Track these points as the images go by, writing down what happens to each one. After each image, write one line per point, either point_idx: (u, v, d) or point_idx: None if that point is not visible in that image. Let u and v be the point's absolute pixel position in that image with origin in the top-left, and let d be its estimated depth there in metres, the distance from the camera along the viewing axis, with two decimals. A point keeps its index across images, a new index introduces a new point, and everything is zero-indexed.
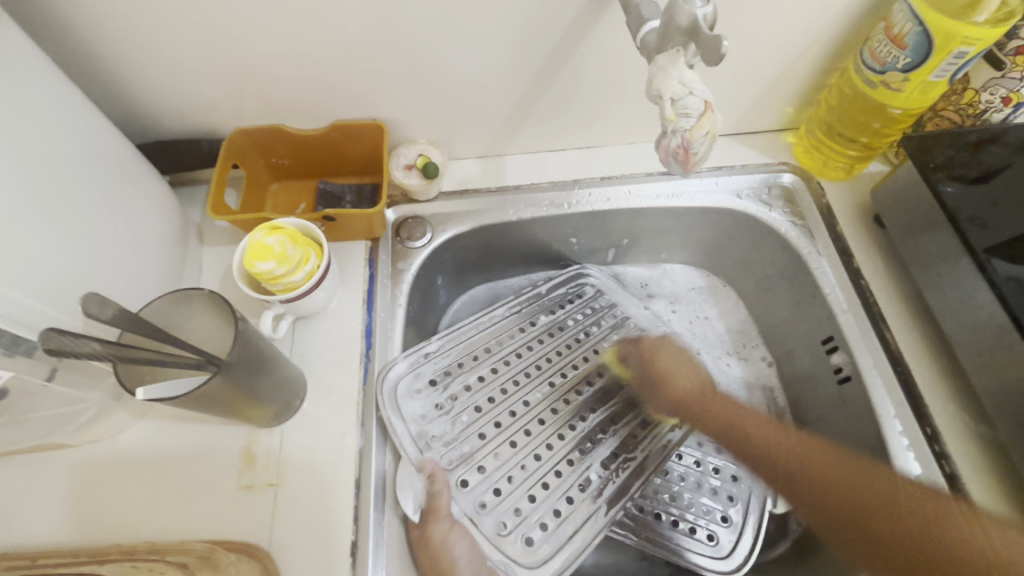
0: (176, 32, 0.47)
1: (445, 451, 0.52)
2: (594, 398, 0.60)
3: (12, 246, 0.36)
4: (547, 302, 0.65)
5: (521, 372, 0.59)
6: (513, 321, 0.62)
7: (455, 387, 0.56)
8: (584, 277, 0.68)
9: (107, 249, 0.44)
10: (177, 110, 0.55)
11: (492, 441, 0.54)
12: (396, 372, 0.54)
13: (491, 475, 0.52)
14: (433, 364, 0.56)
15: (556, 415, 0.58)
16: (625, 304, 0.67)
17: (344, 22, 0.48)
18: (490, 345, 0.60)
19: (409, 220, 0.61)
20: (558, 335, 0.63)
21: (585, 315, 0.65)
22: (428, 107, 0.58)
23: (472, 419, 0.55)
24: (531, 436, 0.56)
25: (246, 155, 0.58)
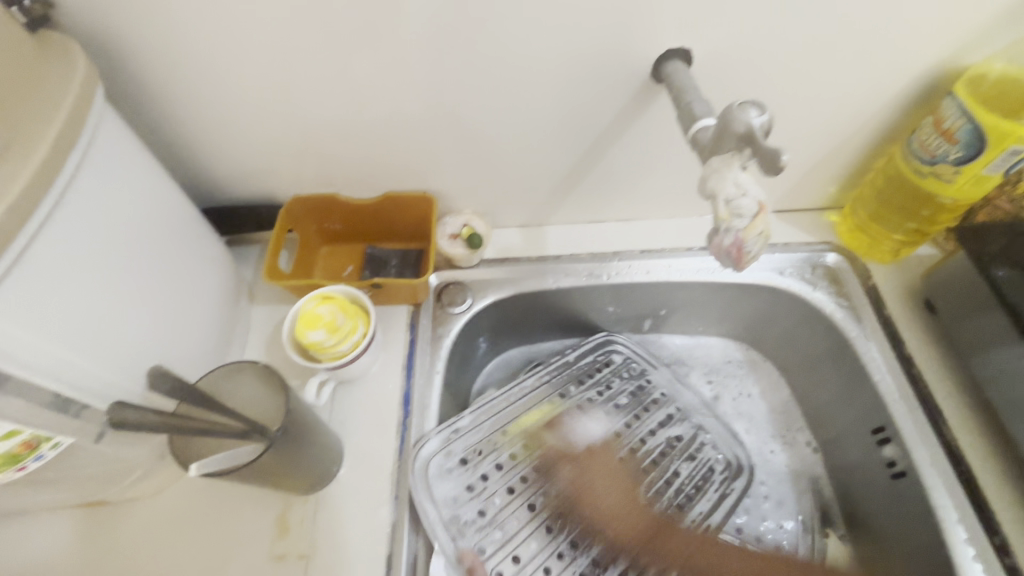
0: (251, 111, 0.51)
1: (478, 540, 0.50)
2: (630, 477, 0.58)
3: (91, 314, 0.38)
4: (578, 371, 0.64)
5: (554, 447, 0.57)
6: (543, 390, 0.61)
7: (485, 465, 0.54)
8: (614, 343, 0.67)
9: (167, 314, 0.45)
10: (242, 179, 0.58)
11: (526, 525, 0.52)
12: (429, 448, 0.52)
13: (526, 566, 0.50)
14: (463, 440, 0.55)
15: (592, 495, 0.56)
16: (657, 372, 0.66)
17: (406, 105, 0.52)
18: (521, 419, 0.58)
19: (450, 286, 0.62)
20: (589, 405, 0.62)
21: (615, 383, 0.64)
22: (476, 179, 0.60)
23: (504, 499, 0.53)
24: (567, 521, 0.54)
25: (302, 219, 0.61)
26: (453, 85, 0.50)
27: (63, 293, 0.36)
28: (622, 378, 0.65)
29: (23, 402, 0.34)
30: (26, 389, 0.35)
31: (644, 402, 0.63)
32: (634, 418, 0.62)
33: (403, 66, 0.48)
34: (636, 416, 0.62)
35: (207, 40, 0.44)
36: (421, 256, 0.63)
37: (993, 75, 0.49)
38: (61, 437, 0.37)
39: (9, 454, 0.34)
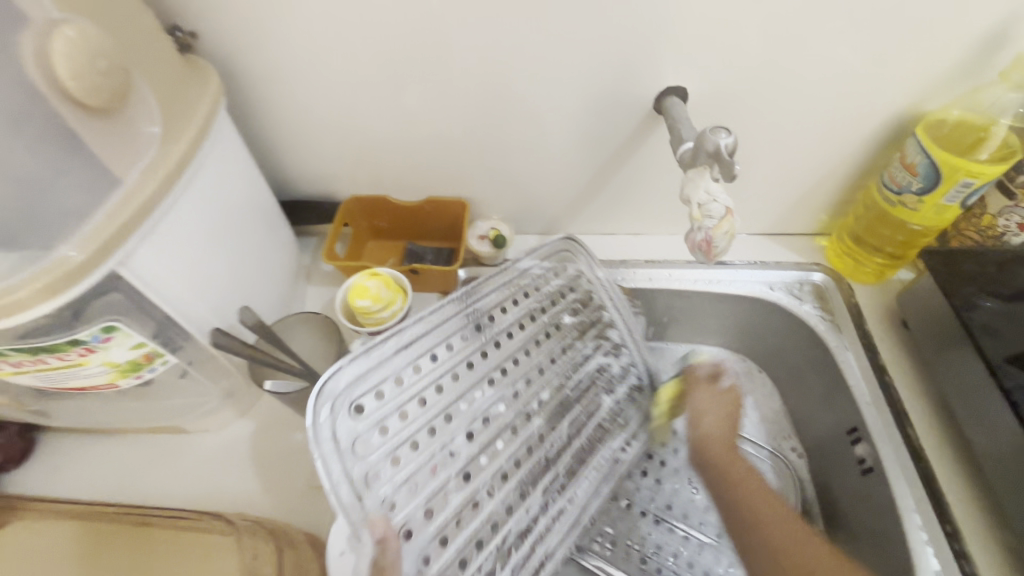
0: (325, 127, 0.63)
1: (393, 493, 0.44)
2: (553, 411, 0.55)
3: (202, 267, 0.49)
4: (528, 283, 0.59)
5: (484, 376, 0.52)
6: (479, 308, 0.55)
7: (405, 399, 0.48)
8: (569, 262, 0.63)
9: (250, 277, 0.56)
10: (311, 179, 0.70)
11: (444, 470, 0.47)
12: (337, 380, 0.45)
13: (440, 517, 0.45)
14: (371, 377, 0.47)
15: (515, 435, 0.52)
16: (603, 305, 0.63)
17: (451, 126, 0.63)
18: (449, 343, 0.52)
19: (475, 279, 0.71)
20: (531, 329, 0.57)
21: (557, 308, 0.60)
22: (504, 190, 0.71)
23: (424, 442, 0.47)
24: (490, 461, 0.50)
25: (356, 216, 0.72)
26: (490, 109, 0.61)
27: (188, 247, 0.47)
28: (567, 300, 0.61)
29: (150, 324, 0.45)
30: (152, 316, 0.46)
31: (591, 335, 0.61)
32: (570, 348, 0.59)
33: (451, 92, 0.59)
34: (572, 346, 0.59)
35: (301, 66, 0.57)
36: (453, 253, 0.73)
37: (952, 119, 0.57)
38: (168, 356, 0.48)
39: (134, 360, 0.45)
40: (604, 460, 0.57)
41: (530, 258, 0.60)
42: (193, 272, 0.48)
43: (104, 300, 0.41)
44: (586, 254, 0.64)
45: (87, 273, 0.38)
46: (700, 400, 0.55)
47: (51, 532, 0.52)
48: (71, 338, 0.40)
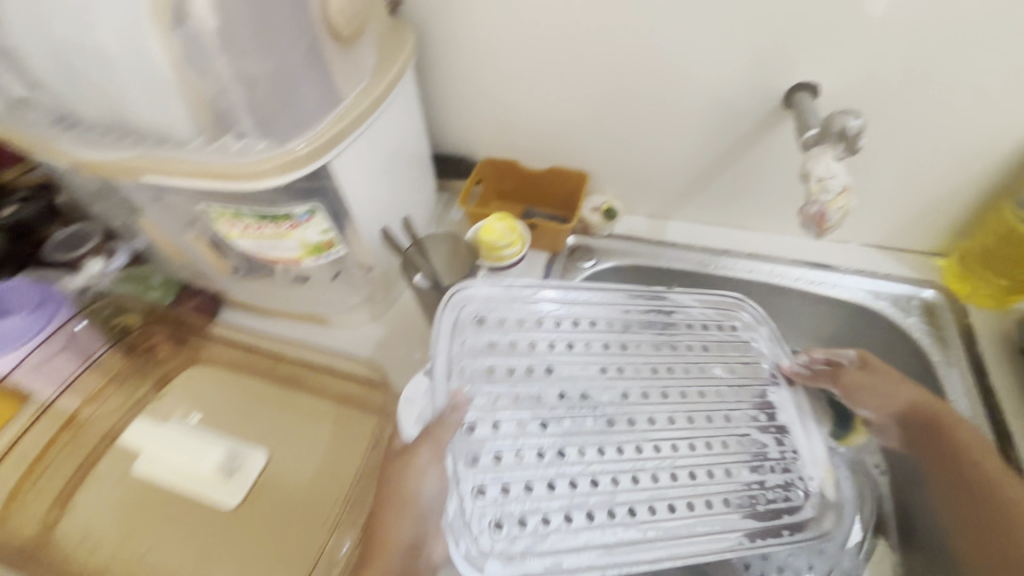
0: (479, 93, 0.73)
1: (474, 391, 0.53)
2: (667, 438, 0.56)
3: (376, 183, 0.60)
4: (684, 318, 0.65)
5: (598, 362, 0.59)
6: (615, 305, 0.62)
7: (520, 334, 0.58)
8: (747, 327, 0.66)
9: (402, 204, 0.67)
10: (454, 138, 0.80)
11: (526, 410, 0.54)
12: (474, 290, 0.58)
13: (501, 440, 0.52)
14: (499, 304, 0.59)
15: (611, 429, 0.55)
16: (777, 390, 0.62)
17: (587, 101, 0.70)
18: (581, 320, 0.61)
19: (581, 247, 0.78)
20: (666, 352, 0.62)
21: (709, 354, 0.63)
22: (626, 168, 0.77)
23: (519, 377, 0.55)
24: (570, 432, 0.54)
25: (488, 175, 0.80)
26: (630, 87, 0.67)
27: (371, 164, 0.58)
28: (731, 359, 0.63)
29: (336, 218, 0.57)
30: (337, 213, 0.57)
31: (751, 406, 0.61)
32: (716, 399, 0.60)
33: (597, 67, 0.66)
34: (717, 399, 0.60)
35: (474, 36, 0.67)
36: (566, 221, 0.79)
37: None
38: (341, 248, 0.59)
39: (319, 243, 0.56)
40: (708, 521, 0.53)
41: (694, 297, 0.66)
42: (371, 184, 0.59)
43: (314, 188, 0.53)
44: (768, 326, 0.66)
45: (316, 158, 0.50)
46: (858, 378, 0.58)
47: (213, 384, 0.65)
48: (287, 211, 0.52)
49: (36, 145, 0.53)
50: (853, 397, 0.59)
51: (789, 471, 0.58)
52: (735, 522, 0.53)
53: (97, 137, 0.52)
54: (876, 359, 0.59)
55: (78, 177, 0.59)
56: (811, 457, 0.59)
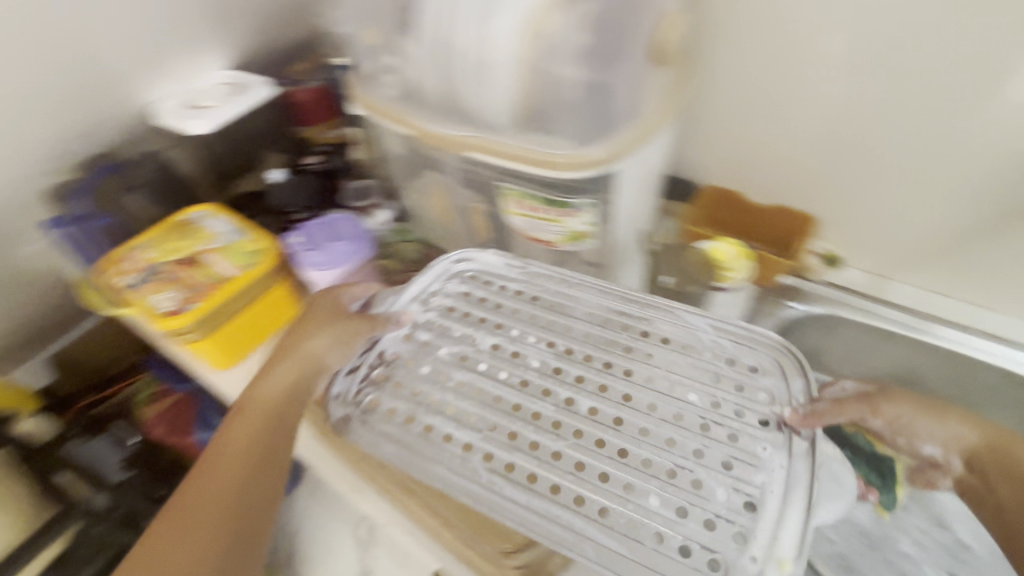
0: (733, 123, 0.76)
1: (426, 317, 0.64)
2: (588, 425, 0.53)
3: (639, 191, 0.67)
4: (683, 339, 0.59)
5: (546, 337, 0.60)
6: (602, 308, 0.63)
7: (489, 291, 0.66)
8: (764, 371, 0.56)
9: (644, 212, 0.73)
10: (686, 159, 0.84)
11: (455, 342, 0.61)
12: (489, 259, 0.69)
13: (416, 348, 0.61)
14: (500, 272, 0.68)
15: (521, 391, 0.56)
16: (771, 450, 0.50)
17: (848, 151, 0.71)
18: (558, 296, 0.64)
19: (795, 288, 0.79)
20: (639, 360, 0.57)
21: (697, 381, 0.55)
22: (860, 220, 0.76)
23: (467, 320, 0.63)
24: (480, 372, 0.58)
25: (707, 203, 0.82)
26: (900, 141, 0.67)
27: (642, 174, 0.65)
28: (714, 391, 0.54)
29: (603, 216, 0.64)
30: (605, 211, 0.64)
31: (698, 439, 0.51)
32: (662, 417, 0.53)
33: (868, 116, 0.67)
34: (662, 416, 0.53)
35: (750, 71, 0.70)
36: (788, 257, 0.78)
37: None
38: (592, 241, 0.66)
39: (580, 232, 0.64)
40: (559, 511, 0.48)
41: (712, 327, 0.59)
42: (635, 191, 0.66)
43: (602, 189, 0.60)
44: (805, 379, 0.54)
45: (602, 165, 0.56)
46: (892, 406, 0.51)
47: None
48: (570, 201, 0.61)
49: (385, 113, 0.68)
50: (910, 434, 0.51)
51: (704, 511, 0.47)
52: (592, 528, 0.47)
53: (433, 114, 0.64)
54: (893, 386, 0.52)
55: (394, 141, 0.75)
56: (771, 540, 0.45)
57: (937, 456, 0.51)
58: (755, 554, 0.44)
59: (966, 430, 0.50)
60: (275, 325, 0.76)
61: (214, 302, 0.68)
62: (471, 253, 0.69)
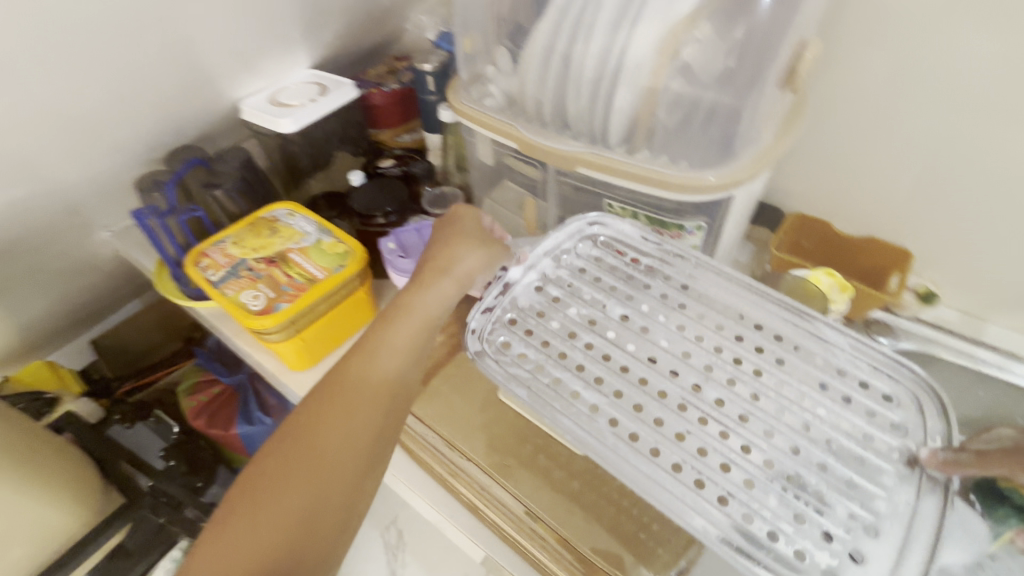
0: (832, 150, 0.75)
1: (557, 273, 0.56)
2: (709, 411, 0.45)
3: (742, 216, 0.65)
4: (816, 349, 0.48)
5: (680, 319, 0.51)
6: (736, 296, 0.53)
7: (613, 258, 0.57)
8: (898, 401, 0.45)
9: (738, 236, 0.71)
10: (775, 182, 0.82)
11: (582, 307, 0.53)
12: (624, 228, 0.59)
13: (548, 300, 0.54)
14: (635, 244, 0.58)
15: (650, 367, 0.48)
16: (895, 481, 0.41)
17: (954, 187, 0.69)
18: (678, 278, 0.55)
19: (882, 322, 0.77)
20: (770, 359, 0.48)
21: (822, 393, 0.46)
22: (964, 257, 0.73)
23: (599, 285, 0.54)
24: (609, 338, 0.50)
25: (790, 230, 0.81)
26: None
27: (750, 199, 0.63)
28: (842, 408, 0.45)
29: (706, 239, 0.63)
30: (708, 234, 0.63)
31: (823, 451, 0.43)
32: (785, 422, 0.44)
33: (993, 155, 0.64)
34: (786, 422, 0.44)
35: (859, 98, 0.69)
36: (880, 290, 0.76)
37: None
38: None
39: None
40: (683, 490, 0.41)
41: (852, 342, 0.48)
42: (740, 216, 0.64)
43: (711, 211, 0.59)
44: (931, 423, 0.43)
45: (721, 189, 0.54)
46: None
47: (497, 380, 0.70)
48: (681, 223, 0.60)
49: (484, 121, 0.66)
50: None
51: (822, 522, 0.39)
52: (714, 512, 0.40)
53: (543, 128, 0.63)
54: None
55: (486, 151, 0.73)
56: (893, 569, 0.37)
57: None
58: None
59: None
60: (352, 328, 0.76)
61: (305, 303, 0.67)
62: (608, 216, 0.59)
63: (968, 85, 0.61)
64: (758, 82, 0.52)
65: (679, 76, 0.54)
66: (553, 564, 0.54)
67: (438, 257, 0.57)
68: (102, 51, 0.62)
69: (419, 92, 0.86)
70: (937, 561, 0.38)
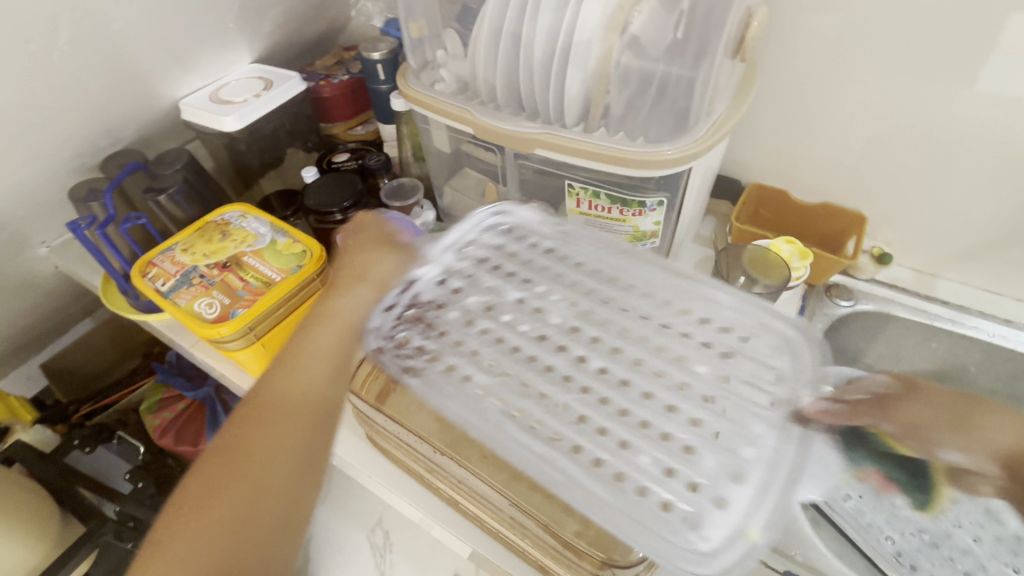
0: (784, 120, 0.76)
1: (456, 262, 0.56)
2: (588, 378, 0.46)
3: (702, 190, 0.66)
4: (701, 312, 0.50)
5: (571, 296, 0.52)
6: (628, 269, 0.54)
7: (511, 242, 0.58)
8: (780, 354, 0.46)
9: (700, 210, 0.72)
10: (732, 155, 0.84)
11: (479, 293, 0.53)
12: (527, 214, 0.60)
13: (444, 288, 0.54)
14: (538, 229, 0.59)
15: (540, 342, 0.49)
16: (765, 430, 0.42)
17: (902, 149, 0.71)
18: (577, 257, 0.56)
19: (841, 286, 0.79)
20: (656, 326, 0.49)
21: (705, 355, 0.47)
22: (914, 216, 0.76)
23: (498, 271, 0.55)
24: (501, 320, 0.51)
25: (749, 201, 0.82)
26: (965, 139, 0.66)
27: (709, 172, 0.63)
28: (723, 366, 0.46)
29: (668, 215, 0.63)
30: (670, 210, 0.63)
31: (697, 408, 0.44)
32: (666, 385, 0.46)
33: (932, 116, 0.66)
34: (667, 385, 0.46)
35: (807, 66, 0.70)
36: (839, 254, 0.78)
37: None
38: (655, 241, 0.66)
39: (646, 232, 0.64)
40: (558, 456, 0.42)
41: (735, 303, 0.49)
42: (700, 189, 0.65)
43: (671, 186, 0.59)
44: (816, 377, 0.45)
45: (677, 163, 0.54)
46: (911, 411, 0.42)
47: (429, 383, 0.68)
48: (641, 200, 0.60)
49: (436, 107, 0.64)
50: (927, 441, 0.42)
51: (687, 474, 0.41)
52: (584, 476, 0.41)
53: (498, 111, 0.62)
54: (926, 383, 0.44)
55: (442, 139, 0.71)
56: (745, 510, 0.39)
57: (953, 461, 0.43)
58: (707, 535, 0.38)
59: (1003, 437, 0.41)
60: None
61: (261, 308, 0.64)
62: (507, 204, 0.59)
63: (903, 49, 0.64)
64: (707, 52, 0.51)
65: (628, 51, 0.54)
66: (540, 553, 0.53)
67: (356, 265, 0.55)
68: (15, 51, 0.57)
69: (370, 82, 0.84)
70: (796, 499, 0.39)
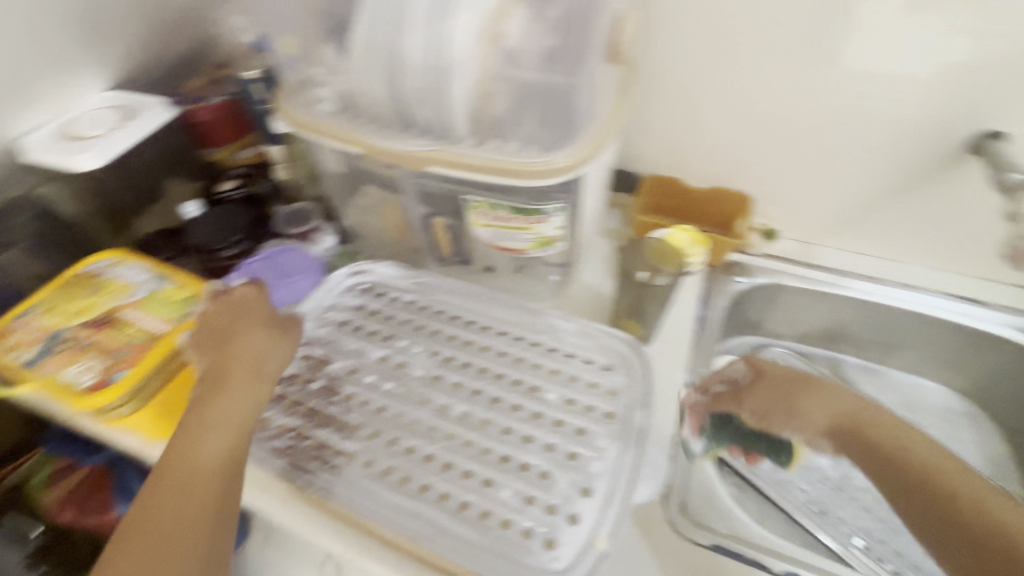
0: (669, 113, 0.80)
1: (320, 331, 0.59)
2: (447, 424, 0.51)
3: (599, 191, 0.67)
4: (545, 343, 0.57)
5: (432, 347, 0.57)
6: (482, 312, 0.60)
7: (375, 303, 0.62)
8: (611, 369, 0.54)
9: (602, 208, 0.74)
10: (627, 149, 0.87)
11: (346, 360, 0.56)
12: (386, 272, 0.65)
13: (309, 361, 0.57)
14: (397, 285, 0.64)
15: (405, 399, 0.53)
16: (606, 440, 0.49)
17: (772, 134, 0.77)
18: (435, 308, 0.61)
19: (738, 263, 0.85)
20: (506, 363, 0.55)
21: (551, 381, 0.53)
22: (790, 193, 0.83)
23: (362, 334, 0.59)
24: (369, 382, 0.54)
25: (648, 192, 0.86)
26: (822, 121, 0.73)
27: (603, 172, 0.65)
28: (568, 390, 0.52)
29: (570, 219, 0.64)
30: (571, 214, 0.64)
31: (548, 434, 0.49)
32: (519, 418, 0.51)
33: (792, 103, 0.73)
34: (520, 418, 0.51)
35: (681, 64, 0.74)
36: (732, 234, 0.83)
37: None
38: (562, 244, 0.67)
39: (550, 237, 0.64)
40: (425, 507, 0.46)
41: (570, 332, 0.57)
42: (598, 189, 0.66)
43: (568, 191, 0.60)
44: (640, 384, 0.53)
45: (567, 172, 0.55)
46: (757, 396, 0.60)
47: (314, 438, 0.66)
48: (541, 208, 0.60)
49: (320, 130, 0.61)
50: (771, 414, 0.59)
51: (545, 498, 0.46)
52: (452, 521, 0.45)
53: (386, 130, 0.60)
54: (772, 369, 0.60)
55: (334, 161, 0.68)
56: (592, 522, 0.44)
57: (806, 437, 0.58)
58: (562, 552, 0.43)
59: (831, 405, 0.57)
60: None
61: (145, 370, 0.58)
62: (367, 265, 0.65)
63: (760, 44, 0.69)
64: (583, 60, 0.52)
65: (508, 62, 0.54)
66: None
67: (227, 357, 0.51)
68: None
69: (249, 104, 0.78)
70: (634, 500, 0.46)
